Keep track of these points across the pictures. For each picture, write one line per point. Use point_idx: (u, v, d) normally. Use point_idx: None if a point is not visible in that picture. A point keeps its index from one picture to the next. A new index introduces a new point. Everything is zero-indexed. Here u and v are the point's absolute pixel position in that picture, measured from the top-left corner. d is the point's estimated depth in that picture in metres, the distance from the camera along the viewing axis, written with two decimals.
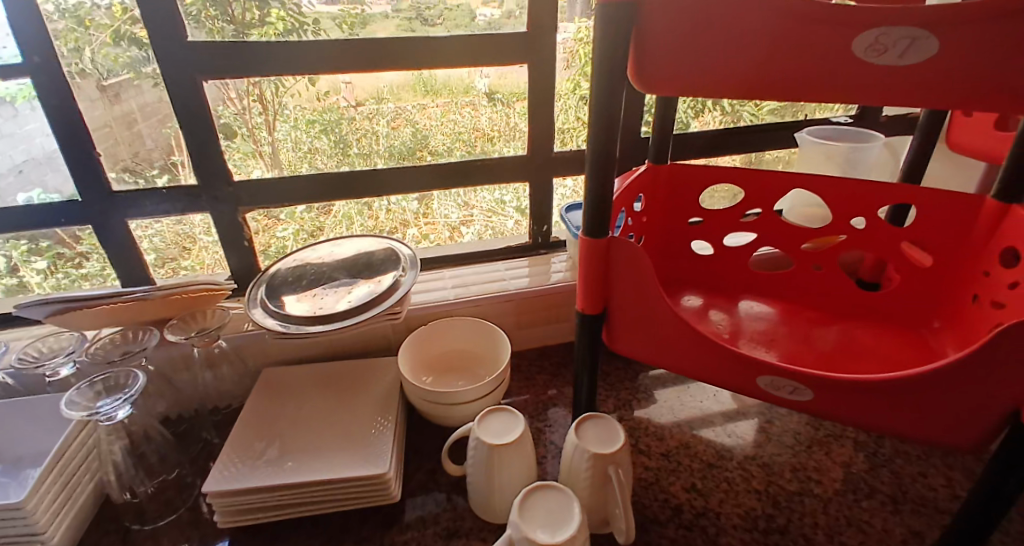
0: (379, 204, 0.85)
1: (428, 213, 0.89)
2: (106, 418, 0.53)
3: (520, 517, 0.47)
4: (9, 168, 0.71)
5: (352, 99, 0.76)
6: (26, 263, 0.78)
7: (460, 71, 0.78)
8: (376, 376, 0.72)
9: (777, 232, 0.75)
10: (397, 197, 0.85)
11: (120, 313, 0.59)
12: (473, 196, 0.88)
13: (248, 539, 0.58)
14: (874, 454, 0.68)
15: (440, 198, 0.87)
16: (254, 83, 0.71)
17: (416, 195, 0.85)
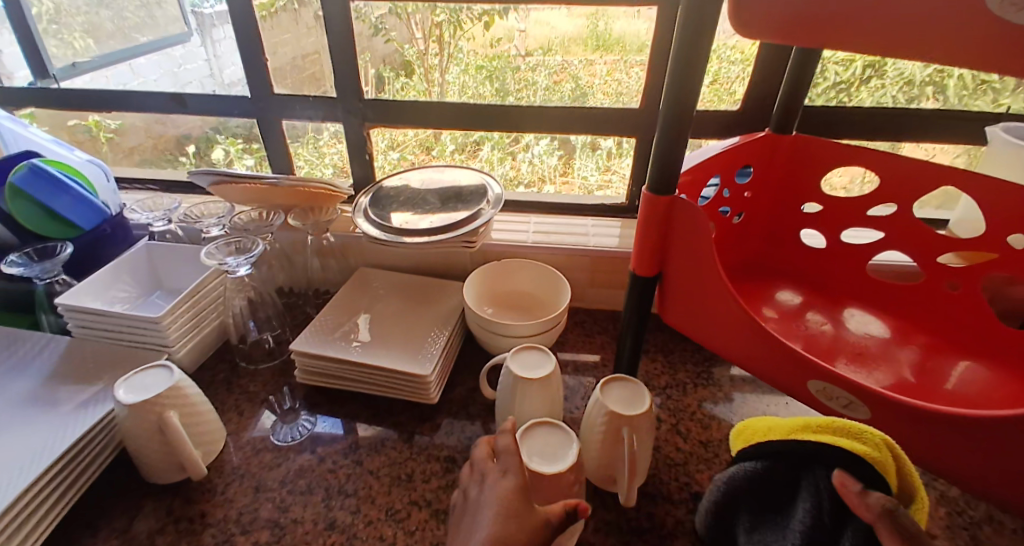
0: (523, 155, 0.90)
1: (567, 170, 0.91)
2: (232, 270, 0.68)
3: (520, 444, 0.50)
4: (237, 78, 0.88)
5: (524, 49, 0.83)
6: (240, 159, 0.96)
7: (640, 25, 0.76)
8: (446, 296, 0.79)
9: (909, 237, 0.62)
10: (540, 150, 0.89)
11: (255, 194, 0.72)
12: (616, 161, 0.88)
13: (313, 398, 0.69)
14: (958, 512, 0.56)
15: (582, 155, 0.88)
16: (438, 24, 0.83)
17: (557, 146, 0.88)
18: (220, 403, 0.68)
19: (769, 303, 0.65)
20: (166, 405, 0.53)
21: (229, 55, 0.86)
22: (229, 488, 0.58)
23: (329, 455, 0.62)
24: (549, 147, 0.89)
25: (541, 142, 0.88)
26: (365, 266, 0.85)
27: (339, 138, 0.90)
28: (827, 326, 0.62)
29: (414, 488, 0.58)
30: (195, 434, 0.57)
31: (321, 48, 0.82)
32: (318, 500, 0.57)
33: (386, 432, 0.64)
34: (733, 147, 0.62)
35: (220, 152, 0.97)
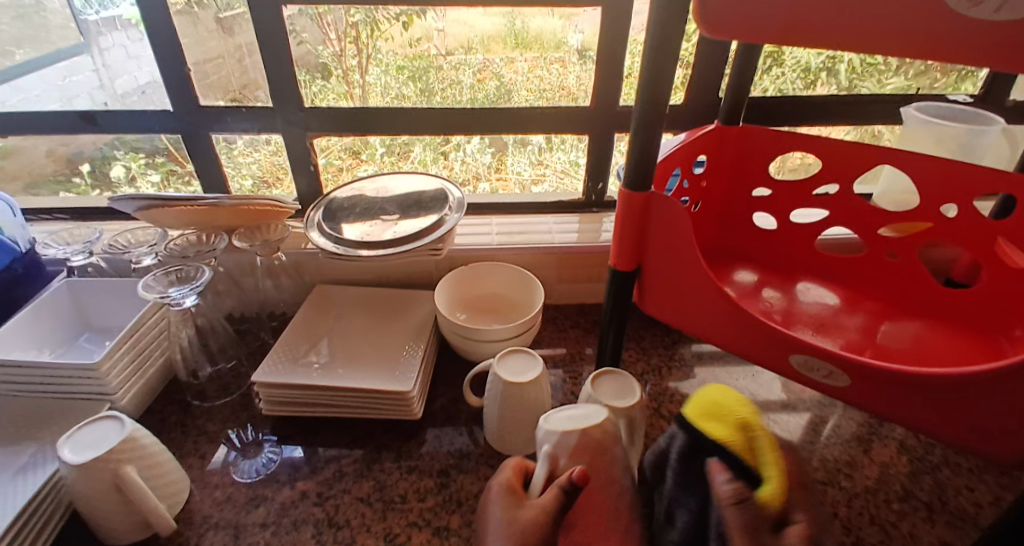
0: (455, 154, 0.88)
1: (500, 167, 0.90)
2: (176, 303, 0.60)
3: (547, 430, 0.49)
4: (133, 88, 0.80)
5: (442, 48, 0.80)
6: (143, 175, 0.87)
7: (556, 24, 0.78)
8: (414, 307, 0.76)
9: (849, 213, 0.67)
10: (472, 148, 0.87)
11: (194, 216, 0.65)
12: (548, 155, 0.88)
13: (285, 428, 0.64)
14: (918, 460, 0.62)
15: (514, 154, 0.88)
16: (354, 24, 0.77)
17: (489, 143, 0.86)
18: (177, 447, 0.61)
19: (732, 284, 0.68)
20: (121, 459, 0.47)
21: (120, 65, 0.79)
22: (203, 539, 0.52)
23: (312, 488, 0.57)
24: (481, 145, 0.86)
25: (473, 140, 0.86)
26: (322, 283, 0.80)
27: (254, 146, 0.84)
28: (785, 301, 0.65)
29: (410, 510, 0.56)
30: (156, 487, 0.51)
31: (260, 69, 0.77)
32: (308, 538, 0.53)
33: (371, 454, 0.61)
34: (691, 139, 0.64)
35: (118, 170, 0.88)
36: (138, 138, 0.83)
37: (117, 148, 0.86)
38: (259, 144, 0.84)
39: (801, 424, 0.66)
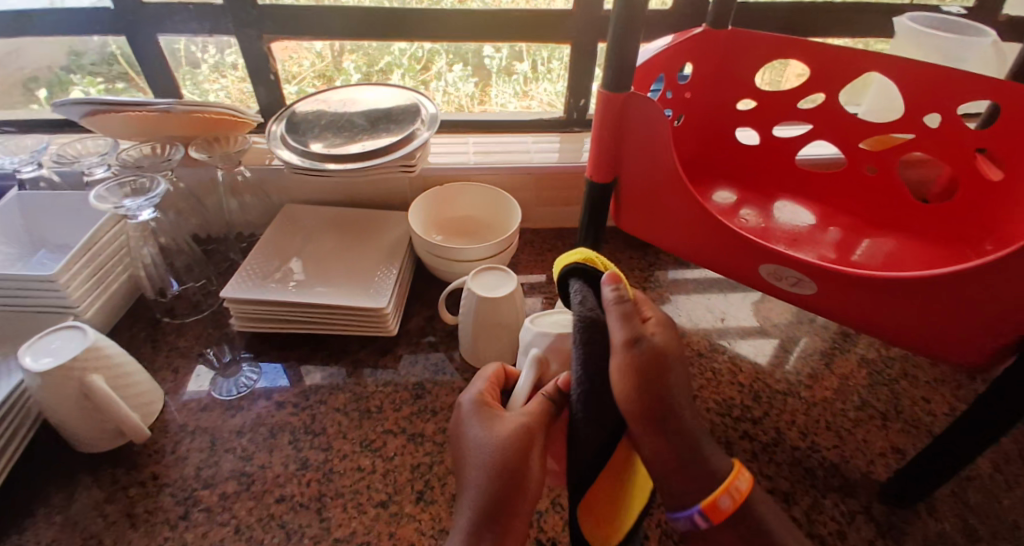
0: (435, 84, 0.87)
1: (484, 98, 0.89)
2: (132, 216, 0.58)
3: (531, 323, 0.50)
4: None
5: None
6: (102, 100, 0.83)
7: None
8: (387, 227, 0.75)
9: (833, 126, 0.66)
10: (453, 78, 0.86)
11: (146, 124, 0.61)
12: (532, 86, 0.88)
13: (258, 345, 0.64)
14: (877, 372, 0.64)
15: (498, 83, 0.88)
16: None
17: (472, 76, 0.86)
18: (148, 361, 0.61)
19: (710, 202, 0.67)
20: (86, 367, 0.47)
21: None
22: (179, 447, 0.53)
23: (288, 400, 0.58)
24: (462, 74, 0.86)
25: (454, 67, 0.85)
26: (291, 203, 0.77)
27: (221, 70, 0.80)
28: (761, 219, 0.65)
29: (386, 418, 0.57)
30: (125, 397, 0.51)
31: None
32: (285, 444, 0.54)
33: (346, 369, 0.61)
34: (676, 44, 0.61)
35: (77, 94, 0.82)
36: (86, 46, 0.77)
37: (72, 69, 0.80)
38: (224, 69, 0.80)
39: (773, 345, 0.67)
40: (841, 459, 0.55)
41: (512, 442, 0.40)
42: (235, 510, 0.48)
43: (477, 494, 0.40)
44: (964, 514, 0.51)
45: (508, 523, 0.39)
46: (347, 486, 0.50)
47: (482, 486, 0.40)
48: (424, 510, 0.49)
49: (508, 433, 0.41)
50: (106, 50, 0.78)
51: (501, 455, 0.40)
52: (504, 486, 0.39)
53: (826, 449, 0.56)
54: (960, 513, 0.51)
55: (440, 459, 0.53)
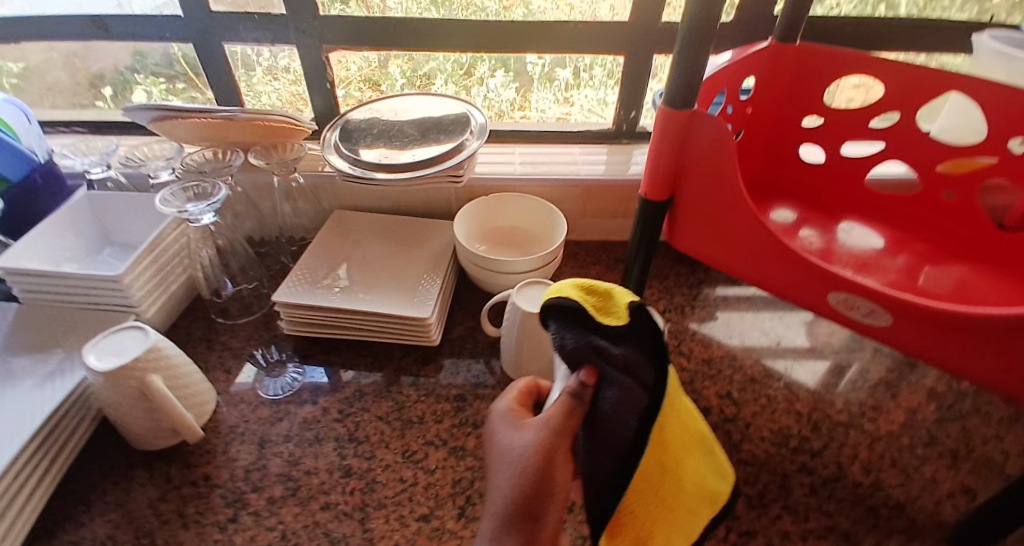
0: (477, 88, 0.86)
1: (524, 104, 0.87)
2: (194, 220, 0.60)
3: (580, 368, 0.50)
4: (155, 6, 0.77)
5: None
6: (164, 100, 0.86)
7: None
8: (433, 236, 0.75)
9: (907, 145, 0.62)
10: (495, 82, 0.85)
11: (211, 129, 0.63)
12: (574, 91, 0.85)
13: (305, 349, 0.65)
14: (946, 407, 0.60)
15: (539, 87, 0.85)
16: None
17: (513, 80, 0.84)
18: (203, 361, 0.63)
19: (769, 220, 0.65)
20: (147, 368, 0.49)
21: None
22: (230, 448, 0.54)
23: (333, 405, 0.59)
24: (505, 79, 0.84)
25: (496, 73, 0.83)
26: (340, 208, 0.79)
27: (274, 73, 0.82)
28: (824, 241, 0.62)
29: (428, 429, 0.57)
30: (181, 397, 0.53)
31: None
32: (329, 450, 0.54)
33: (390, 376, 0.62)
34: (743, 60, 0.58)
35: (140, 94, 0.86)
36: (152, 49, 0.81)
37: (138, 70, 0.84)
38: (276, 70, 0.82)
39: (825, 368, 0.65)
40: (908, 499, 0.52)
41: (534, 448, 0.38)
42: (282, 515, 0.49)
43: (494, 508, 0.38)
44: None
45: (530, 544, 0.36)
46: (389, 496, 0.51)
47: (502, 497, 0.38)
48: (466, 527, 0.48)
49: (529, 438, 0.39)
50: (169, 54, 0.81)
51: (519, 462, 0.38)
52: (530, 490, 0.37)
53: (892, 488, 0.53)
54: None
55: (482, 474, 0.53)
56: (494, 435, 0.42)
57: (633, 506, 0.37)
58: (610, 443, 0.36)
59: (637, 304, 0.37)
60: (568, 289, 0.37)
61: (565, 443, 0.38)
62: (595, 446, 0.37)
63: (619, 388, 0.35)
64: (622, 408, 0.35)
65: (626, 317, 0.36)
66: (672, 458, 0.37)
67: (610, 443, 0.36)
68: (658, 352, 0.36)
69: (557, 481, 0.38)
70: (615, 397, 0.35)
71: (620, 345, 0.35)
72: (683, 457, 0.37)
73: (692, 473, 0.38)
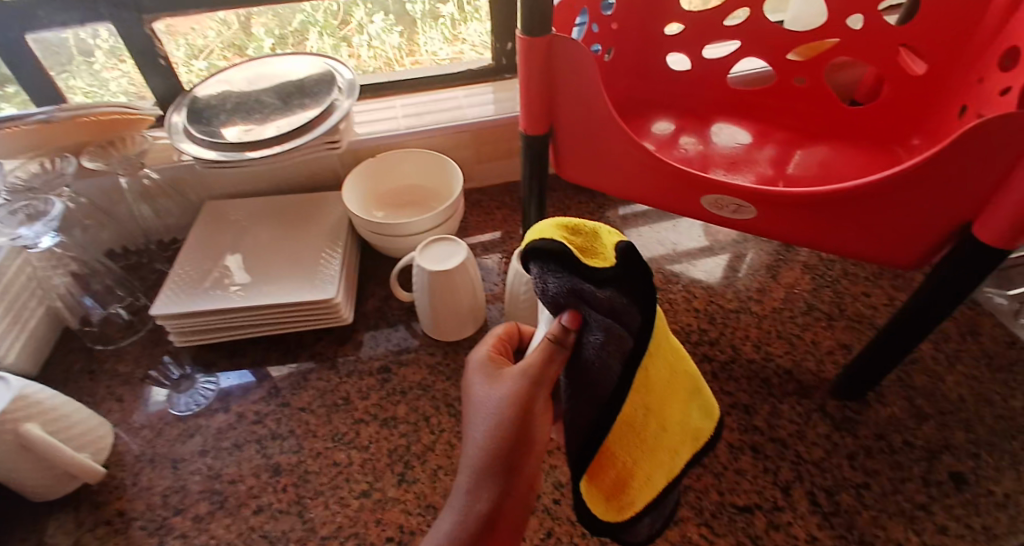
0: (358, 38, 0.80)
1: (412, 48, 0.83)
2: (33, 245, 0.53)
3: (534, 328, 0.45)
4: None
5: None
6: None
7: None
8: (321, 210, 0.70)
9: (760, 40, 0.64)
10: (376, 28, 0.80)
11: (28, 139, 0.55)
12: (461, 26, 0.81)
13: (207, 357, 0.61)
14: (820, 276, 0.66)
15: (423, 27, 0.81)
16: None
17: (395, 22, 0.79)
18: (89, 395, 0.57)
19: (648, 134, 0.66)
20: (16, 418, 0.43)
21: None
22: (141, 477, 0.51)
23: (249, 408, 0.56)
24: (386, 23, 0.79)
25: (375, 17, 0.79)
26: (212, 199, 0.72)
27: (119, 55, 0.71)
28: (700, 145, 0.64)
29: (355, 408, 0.56)
30: (68, 438, 0.48)
31: None
32: (253, 453, 0.52)
33: (305, 364, 0.60)
34: None
35: None
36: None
37: None
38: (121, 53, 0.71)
39: (722, 264, 0.69)
40: (793, 363, 0.58)
41: (511, 399, 0.35)
42: (213, 529, 0.47)
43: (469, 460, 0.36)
44: (911, 398, 0.55)
45: (509, 495, 0.35)
46: (325, 482, 0.50)
47: (476, 450, 0.35)
48: (408, 492, 0.49)
49: (506, 388, 0.36)
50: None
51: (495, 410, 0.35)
52: (508, 443, 0.35)
53: (779, 357, 0.58)
54: (908, 398, 0.55)
55: (417, 439, 0.53)
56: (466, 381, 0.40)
57: (616, 457, 0.35)
58: (591, 387, 0.34)
59: (628, 244, 0.33)
60: (550, 230, 0.33)
61: (545, 390, 0.35)
62: (580, 396, 0.35)
63: (604, 331, 0.32)
64: (608, 353, 0.33)
65: (614, 259, 0.32)
66: (658, 399, 0.35)
67: (593, 389, 0.34)
68: (648, 297, 0.32)
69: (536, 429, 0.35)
70: (599, 341, 0.33)
71: (606, 290, 0.31)
72: (666, 401, 0.36)
73: (675, 416, 0.37)
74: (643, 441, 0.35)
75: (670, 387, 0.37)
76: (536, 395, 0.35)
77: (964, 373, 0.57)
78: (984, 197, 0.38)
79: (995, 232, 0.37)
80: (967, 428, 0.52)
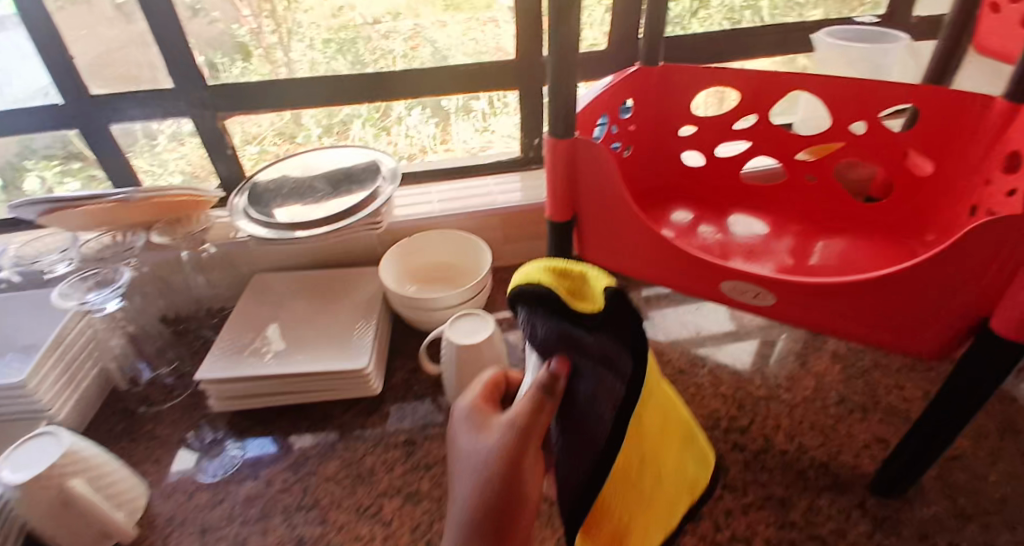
0: (396, 127, 0.87)
1: (445, 137, 0.89)
2: (97, 309, 0.60)
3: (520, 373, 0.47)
4: (36, 96, 0.73)
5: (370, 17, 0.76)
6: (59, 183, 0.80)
7: None
8: (359, 285, 0.75)
9: (770, 141, 0.69)
10: (415, 119, 0.86)
11: (104, 216, 0.61)
12: (492, 120, 0.88)
13: (240, 423, 0.63)
14: (851, 366, 0.66)
15: (457, 119, 0.87)
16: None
17: (432, 115, 0.86)
18: (128, 456, 0.59)
19: (669, 224, 0.70)
20: (65, 473, 0.46)
21: (14, 69, 0.71)
22: (169, 541, 0.52)
23: (276, 476, 0.57)
24: (423, 116, 0.86)
25: (414, 111, 0.85)
26: (259, 272, 0.77)
27: (180, 139, 0.80)
28: (718, 234, 0.68)
29: (380, 480, 0.56)
30: (107, 497, 0.50)
31: (147, 50, 0.72)
32: (277, 522, 0.53)
33: (334, 434, 0.61)
34: (614, 83, 0.64)
35: (31, 181, 0.80)
36: (40, 137, 0.76)
37: (25, 156, 0.78)
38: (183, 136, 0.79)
39: (750, 351, 0.69)
40: (829, 457, 0.56)
41: (499, 452, 0.35)
42: None
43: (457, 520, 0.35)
44: (953, 496, 0.53)
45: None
46: None
47: (464, 508, 0.35)
48: None
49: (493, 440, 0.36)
50: (61, 138, 0.77)
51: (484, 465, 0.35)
52: (499, 499, 0.34)
53: (813, 449, 0.57)
54: (950, 496, 0.53)
55: (440, 515, 0.53)
56: (455, 434, 0.40)
57: (611, 509, 0.38)
58: (589, 434, 0.36)
59: (613, 289, 0.34)
60: (539, 275, 0.35)
61: (535, 440, 0.35)
62: (578, 442, 0.37)
63: (593, 377, 0.35)
64: (598, 398, 0.35)
65: (602, 304, 0.34)
66: (654, 448, 0.38)
67: (591, 435, 0.36)
68: (636, 338, 0.33)
69: (526, 486, 0.35)
70: (592, 386, 0.35)
71: (596, 334, 0.33)
72: (659, 449, 0.38)
73: (670, 464, 0.39)
74: (637, 489, 0.38)
75: (661, 435, 0.38)
76: (525, 447, 0.35)
77: (1006, 472, 0.55)
78: (992, 290, 0.40)
79: (1003, 324, 0.38)
80: (1012, 529, 0.50)
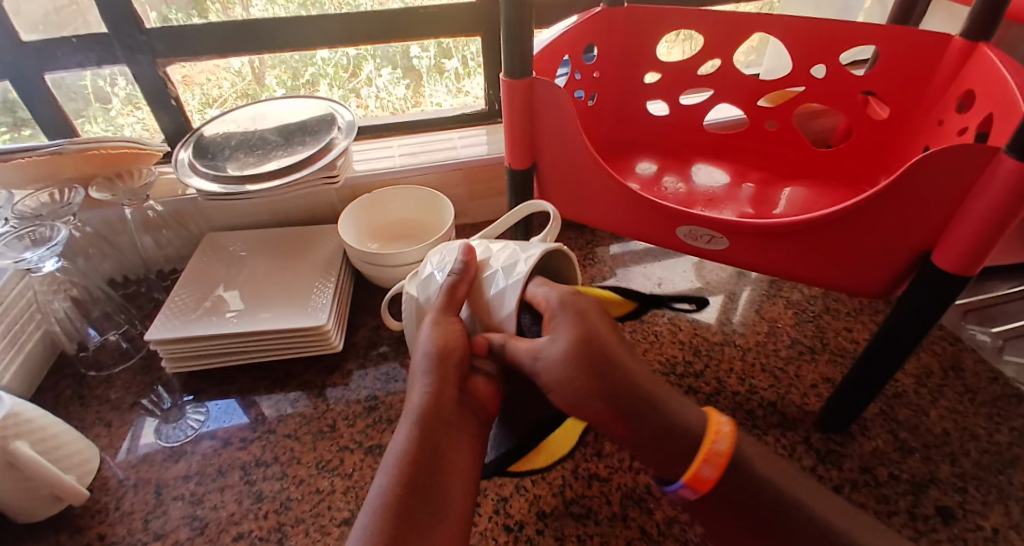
0: (366, 90, 0.85)
1: (418, 98, 0.88)
2: (34, 268, 0.54)
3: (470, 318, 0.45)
4: None
5: None
6: None
7: None
8: (319, 243, 0.72)
9: (735, 88, 0.68)
10: (383, 81, 0.84)
11: (38, 169, 0.57)
12: (466, 82, 0.87)
13: (196, 384, 0.61)
14: (802, 311, 0.68)
15: (428, 80, 0.86)
16: None
17: (401, 76, 0.84)
18: (78, 420, 0.58)
19: (632, 174, 0.68)
20: (6, 436, 0.44)
21: None
22: (123, 502, 0.51)
23: (234, 435, 0.56)
24: (393, 77, 0.84)
25: (383, 71, 0.83)
26: (212, 231, 0.74)
27: (134, 102, 0.76)
28: (680, 184, 0.67)
29: (340, 436, 0.56)
30: (56, 460, 0.49)
31: None
32: (235, 480, 0.52)
33: (293, 393, 0.60)
34: (577, 24, 0.61)
35: None
36: None
37: None
38: (137, 100, 0.76)
39: (715, 305, 0.70)
40: (777, 397, 0.58)
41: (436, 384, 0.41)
42: None
43: (419, 374, 0.42)
44: (895, 430, 0.55)
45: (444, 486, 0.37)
46: (307, 510, 0.50)
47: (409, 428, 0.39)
48: None
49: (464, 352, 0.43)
50: (6, 96, 0.71)
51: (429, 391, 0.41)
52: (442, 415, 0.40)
53: (763, 390, 0.59)
54: (891, 431, 0.55)
55: None
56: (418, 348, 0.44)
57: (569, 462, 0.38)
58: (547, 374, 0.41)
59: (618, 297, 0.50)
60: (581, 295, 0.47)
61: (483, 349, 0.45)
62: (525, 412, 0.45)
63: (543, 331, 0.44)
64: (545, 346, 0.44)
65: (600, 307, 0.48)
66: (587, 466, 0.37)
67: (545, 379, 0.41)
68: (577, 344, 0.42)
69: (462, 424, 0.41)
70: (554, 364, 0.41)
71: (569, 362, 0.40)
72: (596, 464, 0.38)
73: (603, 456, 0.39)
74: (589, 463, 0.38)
75: None
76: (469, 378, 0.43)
77: (947, 408, 0.57)
78: (940, 225, 0.40)
79: (950, 260, 0.39)
80: (952, 462, 0.53)
